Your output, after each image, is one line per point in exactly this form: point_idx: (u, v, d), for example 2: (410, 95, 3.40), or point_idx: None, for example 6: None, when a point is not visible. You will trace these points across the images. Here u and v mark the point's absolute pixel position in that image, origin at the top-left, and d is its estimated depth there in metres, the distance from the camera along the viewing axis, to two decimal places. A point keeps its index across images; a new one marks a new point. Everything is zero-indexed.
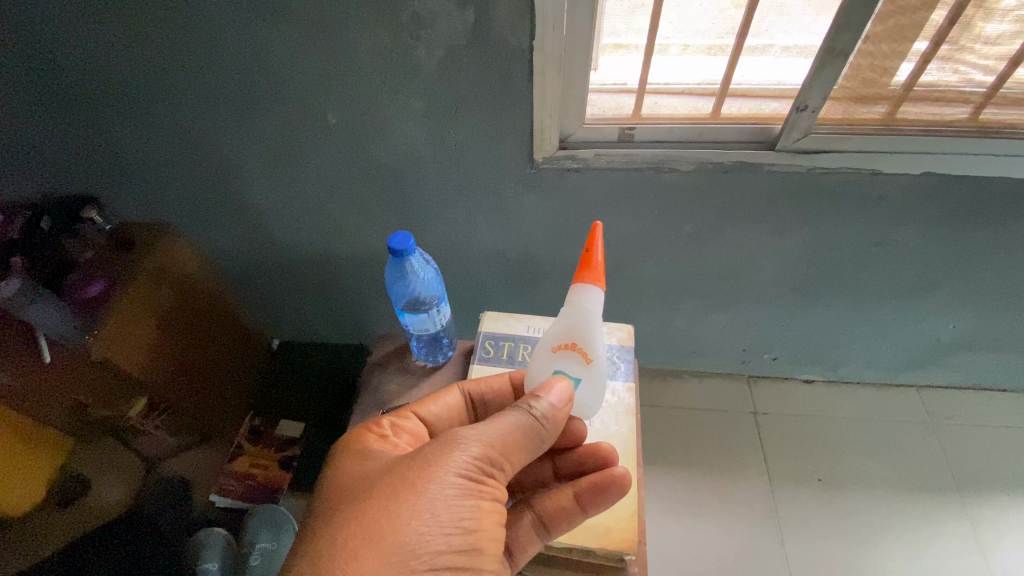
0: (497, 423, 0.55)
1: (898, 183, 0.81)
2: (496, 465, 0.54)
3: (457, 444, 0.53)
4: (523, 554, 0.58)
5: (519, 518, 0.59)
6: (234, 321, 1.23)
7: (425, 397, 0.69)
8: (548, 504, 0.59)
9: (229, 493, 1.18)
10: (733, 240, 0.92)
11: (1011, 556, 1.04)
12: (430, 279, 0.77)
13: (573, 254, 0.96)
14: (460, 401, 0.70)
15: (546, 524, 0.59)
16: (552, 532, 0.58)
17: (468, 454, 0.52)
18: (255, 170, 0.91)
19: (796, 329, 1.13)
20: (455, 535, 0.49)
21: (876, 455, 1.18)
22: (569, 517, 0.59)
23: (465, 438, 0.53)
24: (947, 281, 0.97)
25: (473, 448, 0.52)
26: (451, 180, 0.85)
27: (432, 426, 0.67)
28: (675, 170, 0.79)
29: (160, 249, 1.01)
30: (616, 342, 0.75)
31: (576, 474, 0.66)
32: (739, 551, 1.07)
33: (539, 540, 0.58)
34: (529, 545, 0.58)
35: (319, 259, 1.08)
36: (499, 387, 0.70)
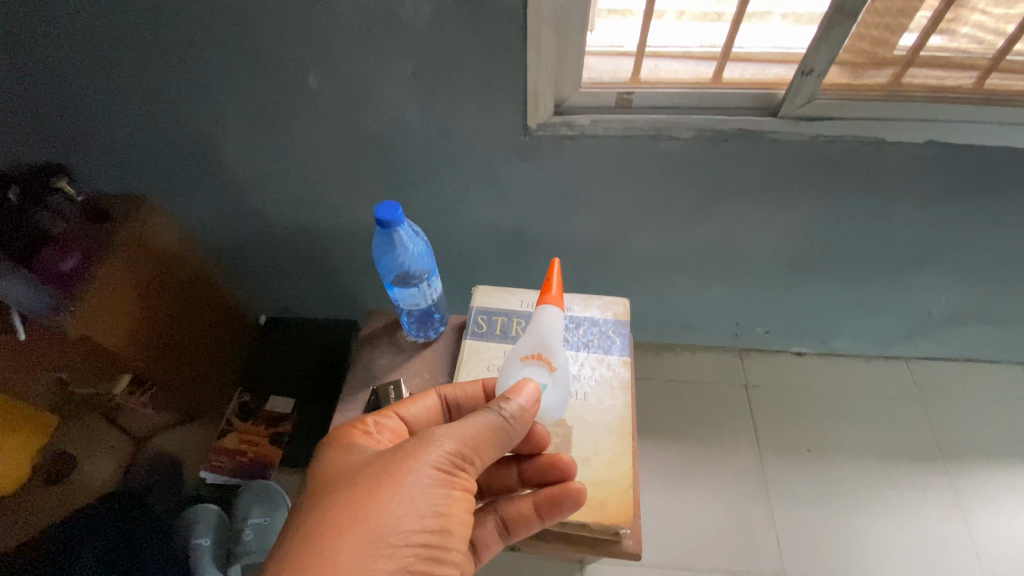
0: (471, 417, 0.54)
1: (902, 152, 0.79)
2: (469, 461, 0.52)
3: (431, 440, 0.52)
4: (485, 554, 0.59)
5: (483, 520, 0.60)
6: (220, 295, 1.19)
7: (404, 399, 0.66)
8: (510, 509, 0.59)
9: (221, 470, 1.20)
10: (731, 212, 0.89)
11: (993, 522, 1.07)
12: (420, 253, 0.74)
13: (567, 226, 0.93)
14: (436, 404, 0.67)
15: (508, 526, 0.59)
16: (513, 534, 0.59)
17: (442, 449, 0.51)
18: (236, 137, 0.86)
19: (789, 302, 1.12)
20: (430, 520, 0.48)
21: (864, 426, 1.19)
22: (528, 524, 0.58)
23: (439, 434, 0.52)
24: (943, 253, 0.97)
25: (447, 444, 0.51)
26: (440, 148, 0.82)
27: (412, 428, 0.65)
28: (674, 137, 0.77)
29: (133, 227, 0.96)
30: (611, 316, 0.73)
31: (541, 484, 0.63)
32: (729, 518, 1.09)
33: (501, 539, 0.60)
34: (491, 545, 0.59)
35: (306, 232, 1.04)
36: (475, 393, 0.66)
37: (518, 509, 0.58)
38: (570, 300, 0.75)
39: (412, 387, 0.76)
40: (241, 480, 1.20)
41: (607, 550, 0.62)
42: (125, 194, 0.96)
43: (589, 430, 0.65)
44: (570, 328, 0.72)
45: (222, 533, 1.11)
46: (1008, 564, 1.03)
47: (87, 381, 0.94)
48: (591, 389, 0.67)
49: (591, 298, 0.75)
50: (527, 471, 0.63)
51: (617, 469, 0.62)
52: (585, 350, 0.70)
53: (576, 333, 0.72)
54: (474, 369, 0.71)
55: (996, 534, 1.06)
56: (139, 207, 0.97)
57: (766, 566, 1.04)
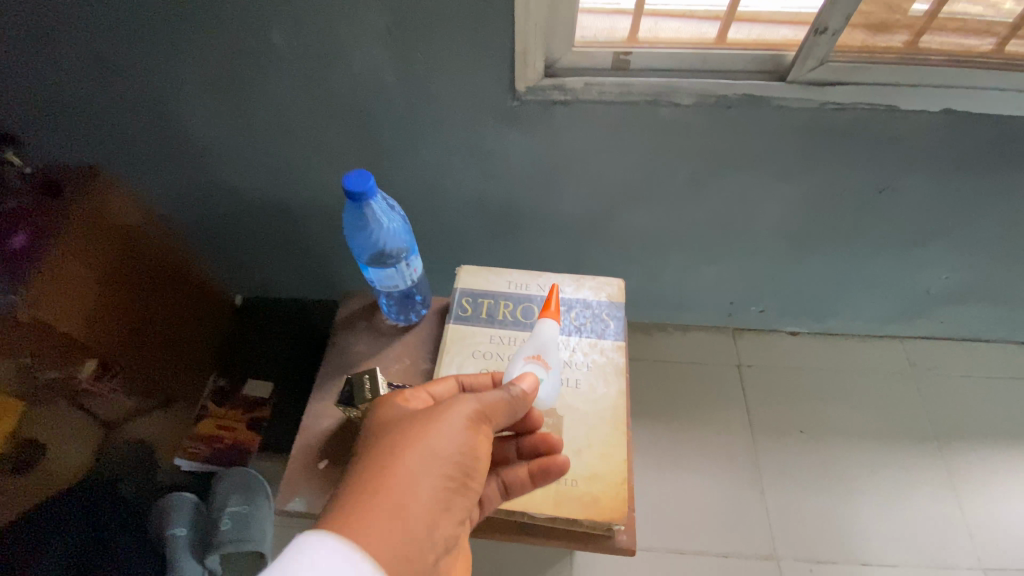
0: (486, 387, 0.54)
1: (914, 122, 0.74)
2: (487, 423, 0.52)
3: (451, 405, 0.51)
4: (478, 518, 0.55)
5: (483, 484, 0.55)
6: (190, 275, 1.11)
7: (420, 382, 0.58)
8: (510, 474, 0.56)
9: (196, 457, 1.12)
10: (731, 185, 0.84)
11: (982, 501, 1.07)
12: (396, 229, 0.69)
13: (557, 200, 0.88)
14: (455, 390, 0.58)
15: (507, 490, 0.56)
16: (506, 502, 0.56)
17: (464, 410, 0.50)
18: (198, 102, 0.79)
19: (787, 281, 1.08)
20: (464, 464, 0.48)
21: (858, 406, 1.18)
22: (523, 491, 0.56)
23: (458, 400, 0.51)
24: (948, 230, 0.93)
25: (467, 406, 0.50)
26: (421, 114, 0.75)
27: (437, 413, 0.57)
28: (674, 103, 0.71)
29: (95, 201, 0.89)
30: (605, 298, 0.68)
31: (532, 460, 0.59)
32: (720, 500, 1.07)
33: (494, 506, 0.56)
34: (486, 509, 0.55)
35: (278, 207, 0.97)
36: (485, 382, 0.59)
37: (517, 477, 0.56)
38: (561, 281, 0.70)
39: (391, 374, 0.71)
40: (218, 467, 1.12)
41: (598, 546, 0.58)
42: (81, 164, 0.90)
43: (580, 420, 0.60)
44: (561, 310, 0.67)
45: (199, 522, 1.04)
46: (996, 542, 1.03)
47: (53, 365, 0.87)
48: (583, 375, 0.63)
49: (583, 278, 0.70)
50: (525, 448, 0.59)
51: (611, 461, 0.58)
52: (577, 335, 0.66)
53: (567, 317, 0.67)
54: (458, 355, 0.65)
55: (985, 513, 1.06)
56: (98, 181, 0.90)
57: (757, 548, 1.02)
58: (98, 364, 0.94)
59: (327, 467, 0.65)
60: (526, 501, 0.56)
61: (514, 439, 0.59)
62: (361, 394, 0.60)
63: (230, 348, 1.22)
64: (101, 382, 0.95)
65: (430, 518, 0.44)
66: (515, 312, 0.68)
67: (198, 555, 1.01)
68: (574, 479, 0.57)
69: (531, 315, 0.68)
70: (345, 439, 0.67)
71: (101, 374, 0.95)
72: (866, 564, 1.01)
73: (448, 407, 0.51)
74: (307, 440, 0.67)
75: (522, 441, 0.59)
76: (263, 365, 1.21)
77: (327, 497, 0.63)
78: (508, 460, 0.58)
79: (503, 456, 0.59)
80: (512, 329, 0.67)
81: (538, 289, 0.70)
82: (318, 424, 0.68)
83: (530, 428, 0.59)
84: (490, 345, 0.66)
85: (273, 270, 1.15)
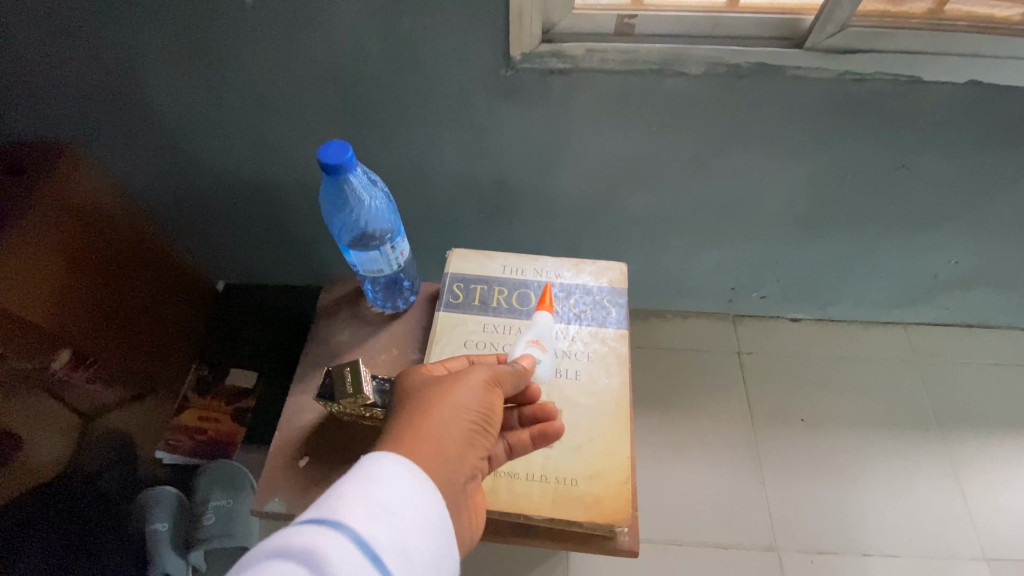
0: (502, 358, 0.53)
1: (934, 95, 0.69)
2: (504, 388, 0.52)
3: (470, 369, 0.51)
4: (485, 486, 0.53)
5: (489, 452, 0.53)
6: (167, 260, 1.04)
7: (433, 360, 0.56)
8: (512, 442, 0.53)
9: (178, 450, 1.06)
10: (738, 164, 0.80)
11: (986, 491, 1.05)
12: (380, 208, 0.64)
13: (553, 180, 0.83)
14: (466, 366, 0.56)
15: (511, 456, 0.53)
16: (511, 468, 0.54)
17: (483, 373, 0.50)
18: (165, 71, 0.73)
19: (791, 266, 1.05)
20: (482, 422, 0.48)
21: (860, 394, 1.15)
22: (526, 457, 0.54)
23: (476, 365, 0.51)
24: (961, 213, 0.89)
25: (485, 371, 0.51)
26: (408, 85, 0.70)
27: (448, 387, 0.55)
28: (681, 73, 0.66)
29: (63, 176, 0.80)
30: (606, 283, 0.64)
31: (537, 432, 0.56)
32: (719, 491, 1.04)
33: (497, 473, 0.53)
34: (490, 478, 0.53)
35: (256, 188, 0.91)
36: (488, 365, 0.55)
37: (522, 438, 0.54)
38: (559, 265, 0.66)
39: (377, 365, 0.67)
40: (201, 461, 1.06)
41: (599, 548, 0.55)
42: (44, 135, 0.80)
43: (580, 415, 0.56)
44: (559, 297, 0.63)
45: (182, 517, 0.99)
46: (999, 532, 1.01)
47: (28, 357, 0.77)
48: (583, 366, 0.59)
49: (583, 263, 0.66)
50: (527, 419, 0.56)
51: (613, 458, 0.54)
52: (577, 323, 0.61)
53: (566, 304, 0.63)
54: (449, 345, 0.61)
55: (989, 503, 1.04)
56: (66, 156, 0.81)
57: (757, 539, 1.00)
58: (72, 354, 0.84)
59: (307, 465, 0.61)
60: (523, 502, 0.52)
61: (515, 408, 0.56)
62: (342, 389, 0.55)
63: (212, 336, 1.17)
64: (78, 374, 0.86)
65: (460, 451, 0.45)
66: (510, 299, 0.64)
67: (181, 550, 0.96)
68: (574, 478, 0.53)
69: (527, 302, 0.63)
70: (327, 435, 0.62)
71: (75, 365, 0.85)
72: (868, 555, 0.99)
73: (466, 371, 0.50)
74: (286, 436, 0.63)
75: (524, 411, 0.56)
76: (247, 354, 1.16)
77: (307, 497, 0.59)
78: (510, 428, 0.55)
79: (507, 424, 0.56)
80: (506, 317, 0.62)
81: (534, 274, 0.65)
82: (299, 420, 0.64)
83: (528, 400, 0.56)
84: (482, 334, 0.61)
85: (255, 256, 1.10)
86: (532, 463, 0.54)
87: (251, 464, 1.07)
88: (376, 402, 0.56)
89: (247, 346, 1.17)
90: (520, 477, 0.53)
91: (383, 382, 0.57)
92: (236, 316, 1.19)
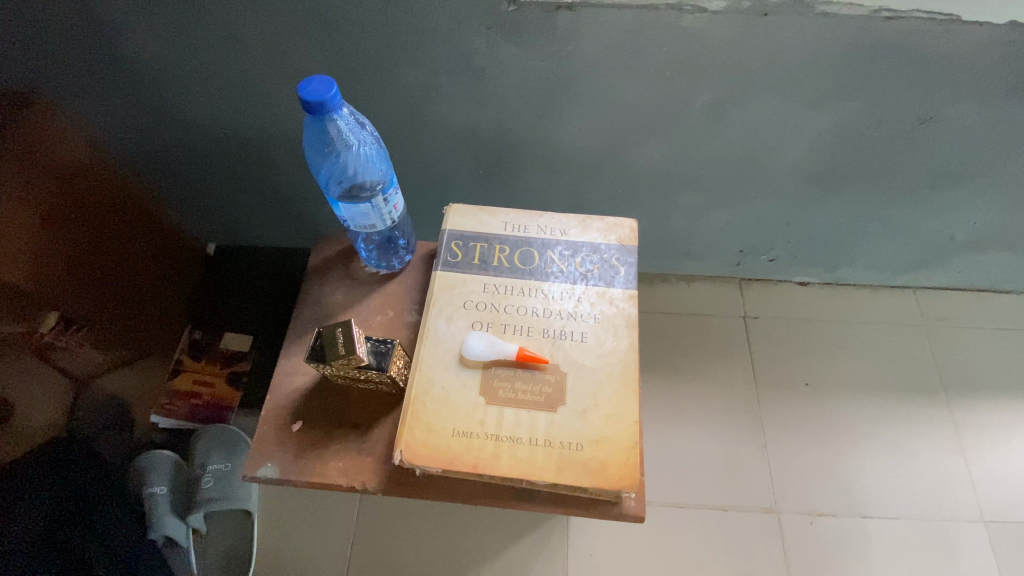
0: (472, 409, 0.52)
1: (975, 37, 0.64)
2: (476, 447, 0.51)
3: (436, 456, 0.51)
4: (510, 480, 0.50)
5: (509, 449, 0.51)
6: (158, 221, 0.99)
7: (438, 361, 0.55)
8: (529, 434, 0.51)
9: (172, 414, 1.04)
10: (755, 114, 0.75)
11: (988, 454, 1.04)
12: (370, 155, 0.59)
13: (557, 132, 0.78)
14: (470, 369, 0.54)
15: (534, 451, 0.50)
16: (535, 463, 0.50)
17: (449, 459, 0.51)
18: (129, 11, 0.66)
19: (803, 226, 1.00)
20: None
21: (866, 357, 1.13)
22: (546, 452, 0.50)
23: (444, 448, 0.51)
24: (987, 171, 0.84)
25: (451, 454, 0.51)
26: (401, 24, 0.64)
27: (454, 394, 0.53)
28: (699, 9, 0.61)
29: (39, 129, 0.73)
30: (614, 241, 0.60)
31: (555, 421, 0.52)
32: (721, 455, 1.03)
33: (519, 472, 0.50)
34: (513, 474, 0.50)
35: (240, 141, 0.86)
36: (502, 351, 0.54)
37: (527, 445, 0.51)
38: (565, 221, 0.61)
39: (372, 326, 0.64)
40: (197, 425, 1.04)
41: (603, 512, 0.53)
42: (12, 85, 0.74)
43: (587, 378, 0.54)
44: (565, 256, 0.59)
45: (181, 481, 0.98)
46: (998, 495, 1.01)
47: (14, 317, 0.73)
48: (589, 328, 0.56)
49: (590, 219, 0.61)
50: (546, 407, 0.52)
51: (621, 424, 0.52)
52: (583, 283, 0.58)
53: (572, 263, 0.59)
54: (447, 306, 0.57)
55: (990, 466, 1.03)
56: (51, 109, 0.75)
57: (757, 502, 1.00)
58: (60, 318, 0.81)
59: (301, 430, 0.58)
60: (526, 468, 0.50)
61: (533, 397, 0.53)
62: (333, 351, 0.51)
63: (202, 299, 1.13)
64: (67, 337, 0.83)
65: None
66: (511, 257, 0.60)
67: (180, 513, 0.95)
68: (579, 443, 0.51)
69: (530, 261, 0.59)
70: (321, 399, 0.60)
71: (64, 330, 0.82)
72: (868, 518, 0.99)
73: (432, 460, 0.51)
74: (278, 400, 0.60)
75: (539, 398, 0.53)
76: (239, 317, 1.13)
77: (301, 462, 0.57)
78: (529, 418, 0.52)
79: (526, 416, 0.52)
80: (508, 276, 0.59)
81: (538, 231, 0.61)
82: (291, 382, 0.61)
83: (541, 390, 0.53)
84: (482, 295, 0.58)
85: (243, 215, 1.04)
86: (536, 428, 0.51)
87: (248, 427, 1.05)
88: (370, 363, 0.53)
89: (238, 309, 1.13)
90: (523, 442, 0.51)
91: (378, 343, 0.55)
92: (226, 279, 1.14)
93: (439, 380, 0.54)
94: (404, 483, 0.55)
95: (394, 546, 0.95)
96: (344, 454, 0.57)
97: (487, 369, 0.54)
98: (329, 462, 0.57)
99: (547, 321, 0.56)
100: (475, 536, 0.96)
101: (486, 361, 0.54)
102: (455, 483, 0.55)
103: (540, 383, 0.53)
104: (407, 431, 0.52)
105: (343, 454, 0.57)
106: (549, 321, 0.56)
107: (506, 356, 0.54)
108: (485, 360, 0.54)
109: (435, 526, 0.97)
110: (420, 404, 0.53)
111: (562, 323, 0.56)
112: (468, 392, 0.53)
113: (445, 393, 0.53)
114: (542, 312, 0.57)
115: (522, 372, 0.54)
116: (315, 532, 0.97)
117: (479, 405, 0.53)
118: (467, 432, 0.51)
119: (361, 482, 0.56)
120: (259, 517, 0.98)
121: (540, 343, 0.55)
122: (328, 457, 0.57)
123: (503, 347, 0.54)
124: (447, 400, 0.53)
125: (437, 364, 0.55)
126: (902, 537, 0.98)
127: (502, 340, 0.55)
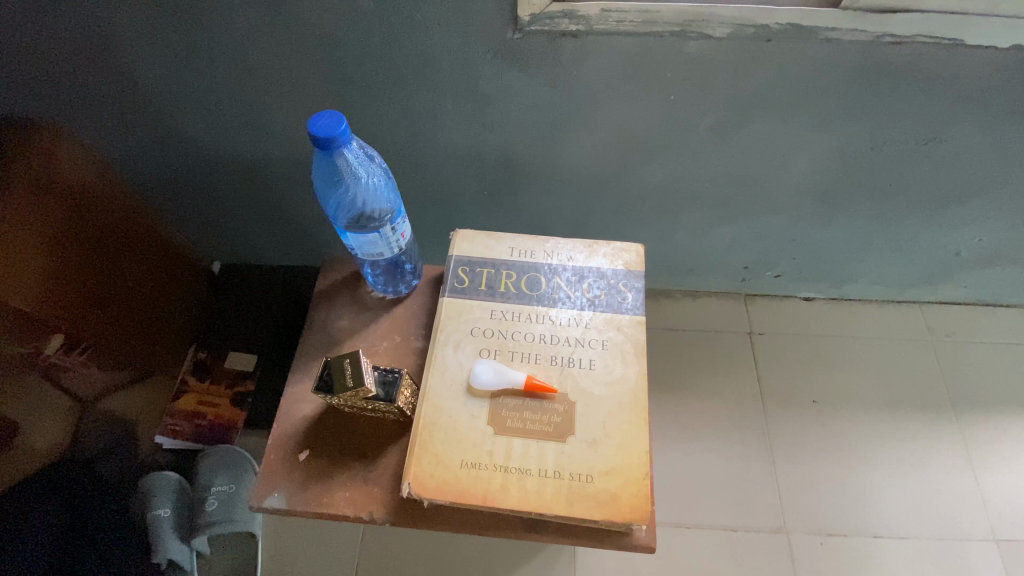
0: (484, 440, 0.52)
1: (976, 60, 0.64)
2: (487, 481, 0.50)
3: (448, 488, 0.50)
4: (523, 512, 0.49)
5: (523, 479, 0.50)
6: (165, 241, 0.99)
7: (449, 393, 0.54)
8: (539, 463, 0.51)
9: (178, 435, 1.03)
10: (760, 136, 0.75)
11: (999, 472, 1.03)
12: (378, 185, 0.60)
13: (561, 154, 0.78)
14: (479, 400, 0.54)
15: (546, 483, 0.50)
16: (548, 495, 0.50)
17: (460, 492, 0.50)
18: (140, 40, 0.66)
19: (808, 243, 1.00)
20: None
21: (873, 374, 1.12)
22: (558, 483, 0.50)
23: (456, 479, 0.51)
24: (992, 188, 0.84)
25: (464, 486, 0.50)
26: (408, 51, 0.64)
27: (463, 425, 0.53)
28: (704, 35, 0.61)
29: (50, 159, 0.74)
30: (622, 266, 0.60)
31: (566, 453, 0.51)
32: (729, 473, 1.02)
33: (531, 505, 0.49)
34: (525, 506, 0.49)
35: (245, 162, 0.86)
36: (514, 380, 0.53)
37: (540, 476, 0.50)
38: (572, 246, 0.61)
39: (378, 352, 0.64)
40: (203, 445, 1.03)
41: (614, 543, 0.53)
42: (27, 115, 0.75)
43: (595, 406, 0.53)
44: (572, 281, 0.59)
45: (185, 506, 0.95)
46: (1009, 513, 0.99)
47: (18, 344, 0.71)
48: (597, 355, 0.56)
49: (597, 244, 0.61)
50: (556, 437, 0.52)
51: (631, 453, 0.51)
52: (591, 309, 0.58)
53: (579, 289, 0.59)
54: (455, 333, 0.57)
55: (1001, 483, 1.02)
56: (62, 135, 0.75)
57: (765, 521, 0.99)
58: (65, 340, 0.80)
59: (307, 459, 0.58)
60: (535, 500, 0.49)
61: (544, 427, 0.52)
62: (341, 382, 0.51)
63: (207, 319, 1.12)
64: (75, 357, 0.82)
65: None
66: (518, 283, 0.60)
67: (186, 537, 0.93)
68: (589, 475, 0.50)
69: (537, 287, 0.59)
70: (327, 426, 0.60)
71: (69, 350, 0.81)
72: (878, 537, 0.98)
73: (443, 493, 0.50)
74: (285, 427, 0.60)
75: (549, 427, 0.52)
76: (243, 337, 1.12)
77: (307, 492, 0.56)
78: (540, 449, 0.51)
79: (536, 448, 0.51)
80: (515, 303, 0.59)
81: (545, 257, 0.61)
82: (298, 410, 0.61)
83: (551, 420, 0.53)
84: (490, 322, 0.58)
85: (249, 236, 1.05)
86: (544, 458, 0.51)
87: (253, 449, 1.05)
88: (378, 394, 0.53)
89: (243, 328, 1.13)
90: (533, 473, 0.50)
91: (385, 373, 0.55)
92: (231, 301, 1.14)
93: (446, 409, 0.53)
94: (412, 512, 0.55)
95: (398, 569, 0.94)
96: (351, 484, 0.57)
97: (495, 398, 0.54)
98: (336, 492, 0.56)
99: (554, 348, 0.56)
100: (479, 560, 0.95)
101: (496, 393, 0.54)
102: (464, 514, 0.54)
103: (551, 412, 0.53)
104: (416, 463, 0.51)
105: (349, 484, 0.57)
106: (557, 347, 0.56)
107: (515, 383, 0.53)
108: (495, 390, 0.54)
109: (438, 549, 0.96)
110: (429, 435, 0.52)
111: (569, 349, 0.56)
112: (476, 422, 0.53)
113: (453, 423, 0.53)
114: (549, 339, 0.57)
115: (533, 400, 0.53)
116: (318, 555, 0.96)
117: (487, 435, 0.52)
118: (475, 463, 0.51)
119: (369, 512, 0.55)
120: (263, 539, 0.97)
121: (548, 369, 0.55)
122: (335, 486, 0.57)
123: (512, 372, 0.54)
124: (455, 430, 0.53)
125: (448, 394, 0.54)
126: (913, 557, 0.96)
127: (510, 368, 0.55)
